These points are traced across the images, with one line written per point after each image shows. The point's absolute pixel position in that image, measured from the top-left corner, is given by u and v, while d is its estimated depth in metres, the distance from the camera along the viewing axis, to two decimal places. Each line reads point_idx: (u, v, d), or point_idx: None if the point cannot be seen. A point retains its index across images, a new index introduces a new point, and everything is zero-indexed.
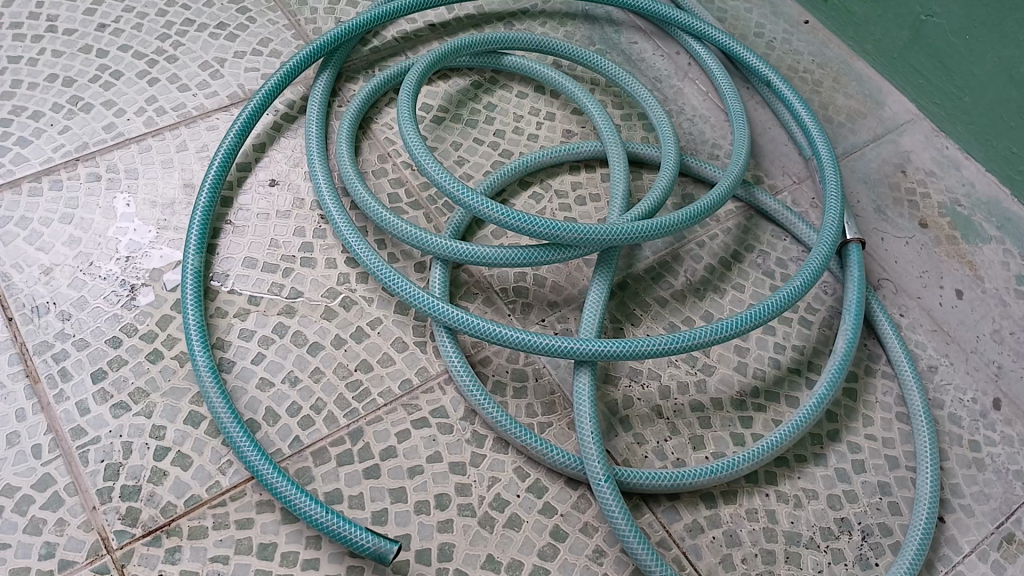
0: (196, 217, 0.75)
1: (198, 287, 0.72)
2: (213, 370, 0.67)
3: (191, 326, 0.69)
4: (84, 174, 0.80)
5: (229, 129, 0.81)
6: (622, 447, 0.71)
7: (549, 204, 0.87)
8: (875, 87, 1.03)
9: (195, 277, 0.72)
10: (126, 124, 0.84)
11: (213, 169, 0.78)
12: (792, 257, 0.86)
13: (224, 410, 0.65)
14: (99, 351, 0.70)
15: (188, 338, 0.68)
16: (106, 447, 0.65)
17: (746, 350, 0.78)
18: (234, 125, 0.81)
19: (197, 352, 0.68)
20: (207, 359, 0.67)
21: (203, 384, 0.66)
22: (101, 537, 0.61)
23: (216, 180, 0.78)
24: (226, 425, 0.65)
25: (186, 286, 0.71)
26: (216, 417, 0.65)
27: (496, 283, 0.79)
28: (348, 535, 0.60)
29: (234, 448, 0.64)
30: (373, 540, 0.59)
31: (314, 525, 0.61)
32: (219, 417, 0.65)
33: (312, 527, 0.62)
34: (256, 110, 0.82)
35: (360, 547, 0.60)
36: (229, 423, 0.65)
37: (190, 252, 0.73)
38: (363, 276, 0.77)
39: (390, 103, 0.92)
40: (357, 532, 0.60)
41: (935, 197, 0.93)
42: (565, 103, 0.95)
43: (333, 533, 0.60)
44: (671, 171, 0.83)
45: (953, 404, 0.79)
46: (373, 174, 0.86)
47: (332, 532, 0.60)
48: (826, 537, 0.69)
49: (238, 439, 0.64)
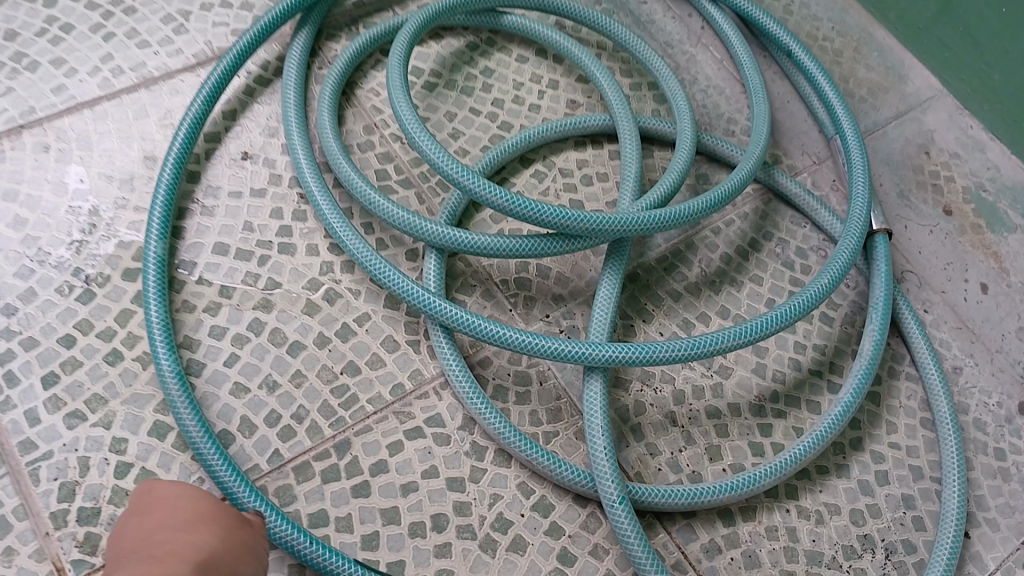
0: (159, 196, 0.67)
1: (162, 278, 0.63)
2: (180, 376, 0.59)
3: (154, 323, 0.61)
4: (30, 143, 0.71)
5: (196, 93, 0.72)
6: (634, 459, 0.66)
7: (553, 184, 0.79)
8: (896, 59, 0.96)
9: (157, 267, 0.64)
10: (79, 86, 0.75)
11: (178, 141, 0.69)
12: (812, 246, 0.80)
13: (192, 421, 0.58)
14: (50, 351, 0.62)
15: (152, 338, 0.61)
16: (60, 463, 0.58)
17: (765, 350, 0.73)
18: (201, 90, 0.71)
19: (161, 355, 0.60)
20: (173, 364, 0.60)
21: (168, 392, 0.59)
22: (57, 567, 0.55)
23: (181, 155, 0.69)
24: (197, 441, 0.57)
25: (147, 276, 0.63)
26: (184, 430, 0.58)
27: (496, 274, 0.72)
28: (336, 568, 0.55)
29: (205, 467, 0.57)
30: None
31: (299, 555, 0.55)
32: (189, 433, 0.58)
33: (294, 557, 0.56)
34: (225, 73, 0.73)
35: None
36: (199, 438, 0.57)
37: (151, 239, 0.65)
38: (349, 265, 0.70)
39: (375, 66, 0.83)
40: (346, 565, 0.55)
41: (959, 181, 0.88)
42: (569, 70, 0.87)
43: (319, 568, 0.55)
44: (689, 150, 0.76)
45: (978, 409, 0.74)
46: (358, 147, 0.78)
47: (318, 565, 0.55)
48: (849, 556, 0.64)
49: (215, 464, 0.57)
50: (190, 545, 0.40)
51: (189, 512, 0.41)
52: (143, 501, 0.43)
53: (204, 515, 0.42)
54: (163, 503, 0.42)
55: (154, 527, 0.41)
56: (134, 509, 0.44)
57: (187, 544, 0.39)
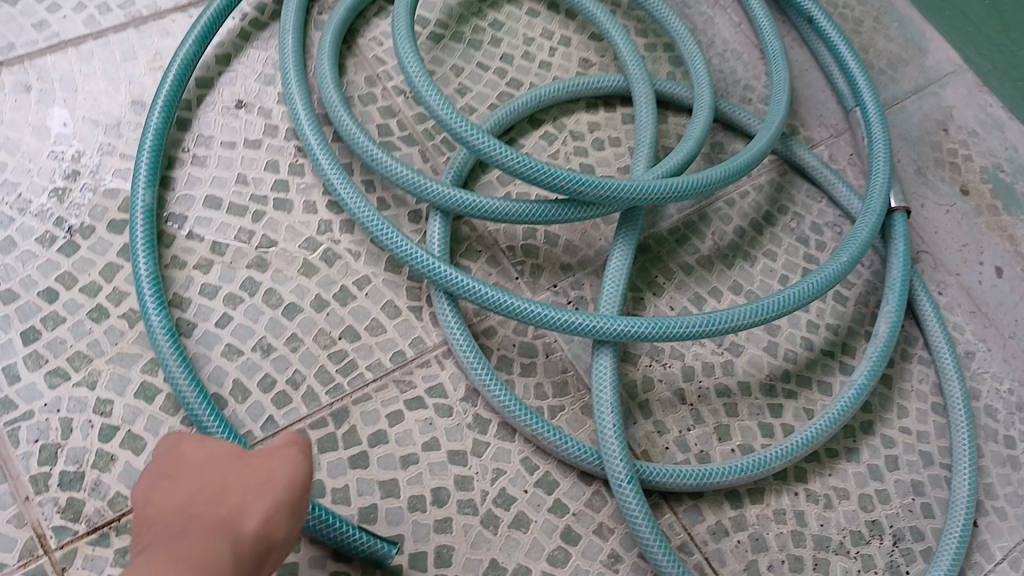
0: (148, 141, 0.62)
1: (151, 228, 0.60)
2: (172, 332, 0.56)
3: (142, 276, 0.58)
4: (10, 83, 0.66)
5: (187, 34, 0.68)
6: (641, 436, 0.63)
7: (562, 147, 0.76)
8: (917, 31, 0.93)
9: (146, 217, 0.60)
10: (63, 23, 0.70)
11: (167, 84, 0.65)
12: (828, 222, 0.77)
13: (185, 380, 0.55)
14: (31, 306, 0.58)
15: (140, 293, 0.57)
16: (41, 424, 0.55)
17: (777, 328, 0.70)
18: (193, 31, 0.67)
19: (150, 310, 0.57)
20: (163, 320, 0.56)
21: (158, 348, 0.56)
22: (37, 534, 0.52)
23: (171, 98, 0.64)
24: (190, 401, 0.54)
25: (135, 226, 0.59)
26: (176, 389, 0.55)
27: (502, 240, 0.69)
28: (341, 535, 0.52)
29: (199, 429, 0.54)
30: (368, 541, 0.53)
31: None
32: (182, 393, 0.55)
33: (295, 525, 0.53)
34: (219, 12, 0.68)
35: (352, 548, 0.53)
36: (192, 397, 0.54)
37: (139, 186, 0.61)
38: (349, 225, 0.66)
39: (379, 13, 0.79)
40: (350, 531, 0.53)
41: (977, 160, 0.85)
42: (581, 27, 0.83)
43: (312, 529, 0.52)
44: (706, 117, 0.73)
45: (989, 396, 0.72)
46: (360, 100, 0.74)
47: (320, 531, 0.52)
48: (857, 542, 0.63)
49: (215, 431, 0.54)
50: (229, 513, 0.39)
51: (221, 476, 0.41)
52: (169, 461, 0.43)
53: (241, 475, 0.41)
54: (194, 466, 0.42)
55: (185, 494, 0.40)
56: (158, 467, 0.43)
57: (227, 512, 0.39)
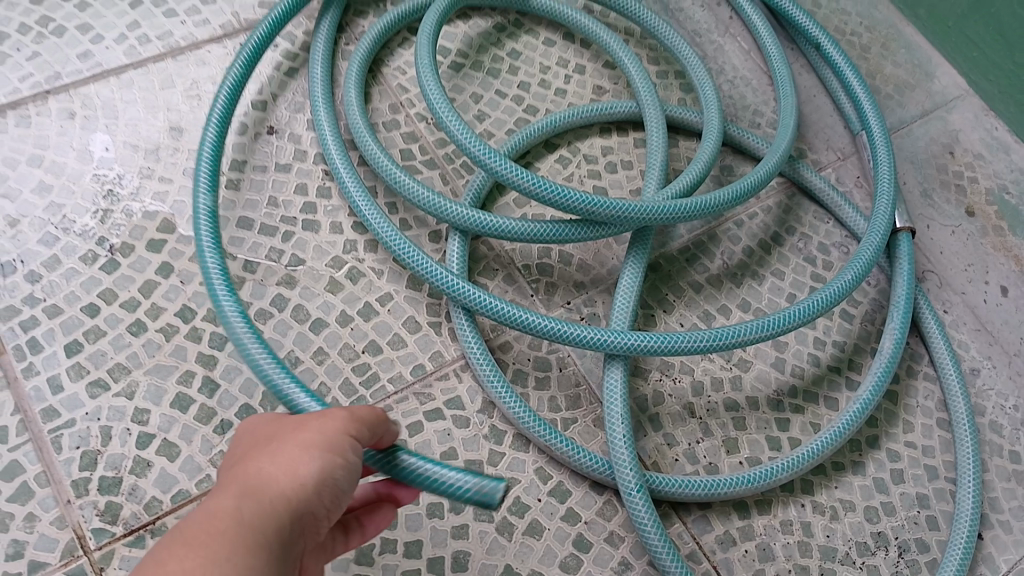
0: (206, 152, 0.65)
1: (216, 230, 0.62)
2: (244, 315, 0.57)
3: (211, 268, 0.60)
4: (56, 109, 0.71)
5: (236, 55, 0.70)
6: (652, 448, 0.66)
7: (577, 170, 0.79)
8: (924, 57, 0.95)
9: (209, 220, 0.63)
10: (105, 53, 0.74)
11: (220, 103, 0.67)
12: (834, 243, 0.79)
13: (261, 352, 0.55)
14: (74, 320, 0.62)
15: (211, 284, 0.59)
16: (82, 431, 0.58)
17: (784, 345, 0.73)
18: (240, 53, 0.69)
19: (223, 297, 0.58)
20: (235, 304, 0.58)
21: (233, 330, 0.56)
22: (78, 535, 0.55)
23: (222, 118, 0.67)
24: (269, 372, 0.54)
25: (201, 227, 0.62)
26: (252, 362, 0.55)
27: (518, 259, 0.72)
28: (443, 476, 0.48)
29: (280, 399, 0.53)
30: (473, 481, 0.48)
31: (395, 468, 0.48)
32: (261, 366, 0.55)
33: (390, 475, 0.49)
34: (264, 37, 0.71)
35: (457, 491, 0.48)
36: (269, 366, 0.54)
37: (201, 192, 0.64)
38: (373, 245, 0.69)
39: (402, 44, 0.83)
40: (452, 472, 0.48)
41: (982, 183, 0.87)
42: (596, 55, 0.86)
43: (422, 482, 0.48)
44: (715, 141, 0.76)
45: (994, 412, 0.74)
46: (384, 126, 0.77)
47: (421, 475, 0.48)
48: (862, 553, 0.65)
49: (297, 397, 0.53)
50: (254, 469, 0.38)
51: (256, 445, 0.41)
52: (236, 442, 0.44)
53: (274, 439, 0.41)
54: (237, 444, 0.42)
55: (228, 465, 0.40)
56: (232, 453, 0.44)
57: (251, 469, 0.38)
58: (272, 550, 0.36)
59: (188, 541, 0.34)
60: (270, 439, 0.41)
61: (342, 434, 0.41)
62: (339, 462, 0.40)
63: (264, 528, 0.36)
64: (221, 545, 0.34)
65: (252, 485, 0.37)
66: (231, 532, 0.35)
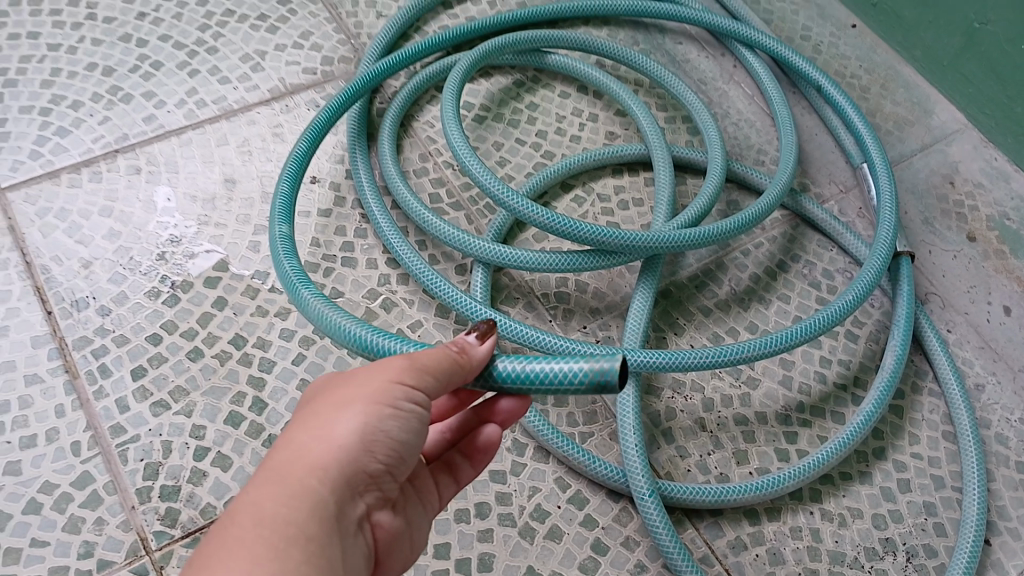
0: (281, 202, 0.68)
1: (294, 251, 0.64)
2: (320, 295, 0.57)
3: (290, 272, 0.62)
4: (124, 165, 0.80)
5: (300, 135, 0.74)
6: (665, 459, 0.70)
7: (591, 208, 0.85)
8: (924, 95, 1.00)
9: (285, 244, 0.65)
10: (168, 116, 0.83)
11: (291, 163, 0.71)
12: (838, 268, 0.84)
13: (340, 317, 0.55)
14: (139, 348, 0.69)
15: (292, 285, 0.60)
16: (146, 445, 0.65)
17: (791, 364, 0.77)
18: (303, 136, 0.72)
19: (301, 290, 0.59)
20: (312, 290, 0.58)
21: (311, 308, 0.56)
22: (140, 537, 0.61)
23: (301, 158, 0.72)
24: (352, 330, 0.53)
25: (278, 248, 0.64)
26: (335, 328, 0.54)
27: (537, 288, 0.78)
28: (554, 367, 0.48)
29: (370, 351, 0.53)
30: (586, 362, 0.47)
31: (498, 378, 0.49)
32: (341, 326, 0.54)
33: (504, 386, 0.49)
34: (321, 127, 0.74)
35: (572, 377, 0.47)
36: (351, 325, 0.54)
37: (277, 223, 0.66)
38: (405, 278, 0.76)
39: (431, 101, 0.91)
40: (563, 362, 0.48)
41: (983, 211, 0.91)
42: (608, 105, 0.94)
43: (524, 383, 0.48)
44: (719, 177, 0.81)
45: (1000, 424, 0.77)
46: (414, 173, 0.85)
47: (532, 373, 0.48)
48: (871, 557, 0.68)
49: (380, 341, 0.53)
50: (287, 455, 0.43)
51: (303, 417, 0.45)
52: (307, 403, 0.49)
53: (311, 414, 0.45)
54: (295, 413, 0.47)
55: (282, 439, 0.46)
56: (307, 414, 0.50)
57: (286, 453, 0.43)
58: (307, 539, 0.40)
59: (215, 550, 0.39)
60: (314, 408, 0.46)
61: (385, 382, 0.45)
62: (383, 411, 0.44)
63: (291, 518, 0.40)
64: (246, 553, 0.39)
65: (283, 474, 0.42)
66: (254, 536, 0.39)
